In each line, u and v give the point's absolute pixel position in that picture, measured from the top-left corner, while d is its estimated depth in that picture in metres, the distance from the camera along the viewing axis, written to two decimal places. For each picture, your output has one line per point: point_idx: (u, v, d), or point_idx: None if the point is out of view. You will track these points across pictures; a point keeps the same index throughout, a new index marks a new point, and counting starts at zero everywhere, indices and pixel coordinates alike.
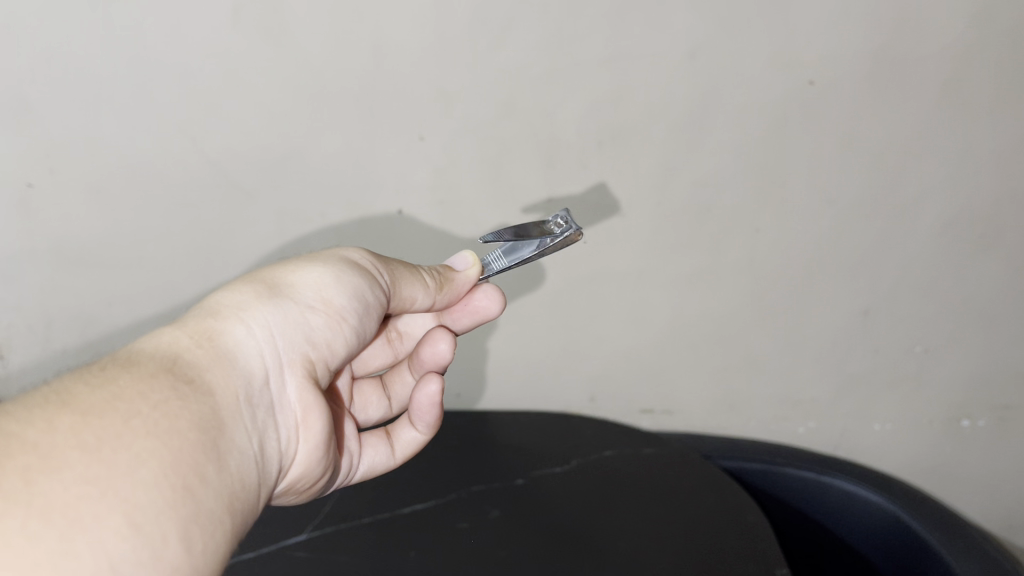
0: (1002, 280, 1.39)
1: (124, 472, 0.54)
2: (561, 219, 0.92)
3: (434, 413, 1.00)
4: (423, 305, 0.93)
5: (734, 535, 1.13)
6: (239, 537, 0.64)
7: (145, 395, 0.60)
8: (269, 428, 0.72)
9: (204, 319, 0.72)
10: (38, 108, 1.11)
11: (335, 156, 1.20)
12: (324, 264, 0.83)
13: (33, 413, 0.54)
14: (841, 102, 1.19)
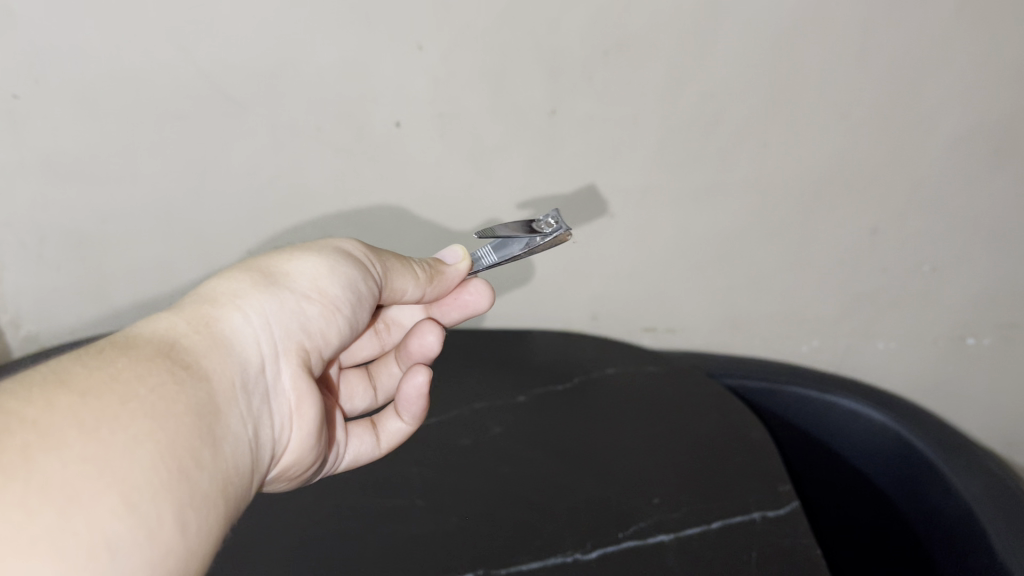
0: (1015, 196, 1.35)
1: (121, 452, 0.53)
2: (554, 219, 0.91)
3: (420, 404, 0.97)
4: (413, 296, 0.94)
5: (738, 452, 1.12)
6: (232, 520, 0.63)
7: (143, 378, 0.59)
8: (263, 415, 0.71)
9: (200, 304, 0.71)
10: (18, 17, 1.07)
11: (330, 65, 1.15)
12: (319, 254, 0.82)
13: (32, 392, 0.53)
14: (857, 11, 1.13)
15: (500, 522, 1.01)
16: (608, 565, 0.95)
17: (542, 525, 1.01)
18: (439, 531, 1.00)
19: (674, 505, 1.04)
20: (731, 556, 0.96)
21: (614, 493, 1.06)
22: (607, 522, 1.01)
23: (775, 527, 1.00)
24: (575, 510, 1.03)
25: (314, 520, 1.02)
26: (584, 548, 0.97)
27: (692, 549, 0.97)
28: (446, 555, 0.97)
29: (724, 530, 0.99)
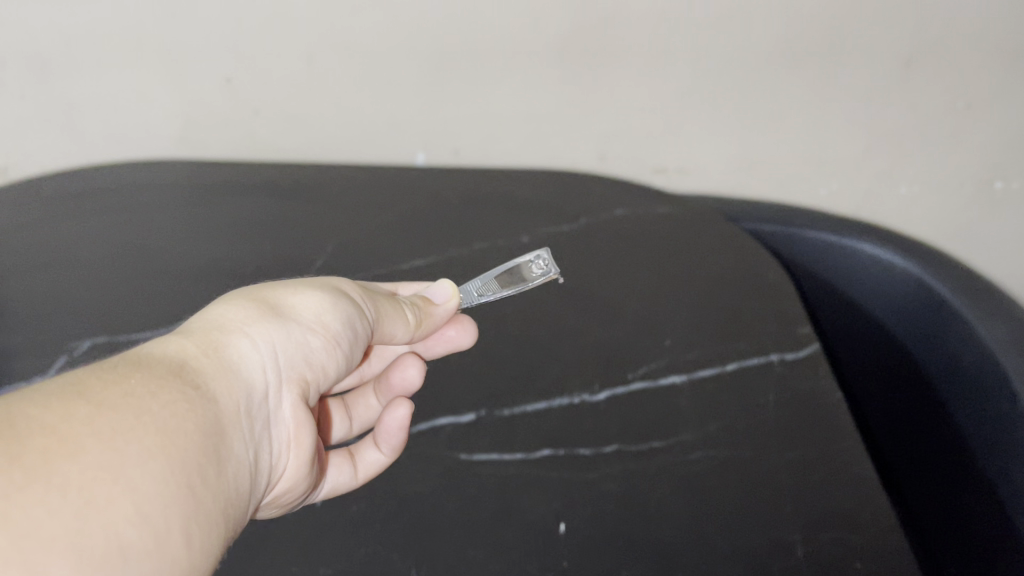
0: None
1: (136, 461, 0.50)
2: (542, 263, 1.06)
3: (400, 438, 0.84)
4: (400, 342, 0.89)
5: (753, 295, 1.05)
6: (230, 542, 0.59)
7: (157, 393, 0.56)
8: (263, 443, 0.67)
9: (207, 328, 0.67)
10: None
11: None
12: (321, 288, 0.78)
13: (47, 401, 0.50)
14: None
15: (503, 363, 0.96)
16: (617, 407, 0.90)
17: (547, 367, 0.95)
18: (439, 373, 0.95)
19: (687, 348, 0.98)
20: (746, 398, 0.91)
21: (623, 336, 0.99)
22: (616, 363, 0.95)
23: (794, 369, 0.94)
24: (582, 351, 0.97)
25: None
26: (591, 391, 0.92)
27: (705, 392, 0.92)
28: (449, 399, 0.92)
29: (739, 373, 0.94)
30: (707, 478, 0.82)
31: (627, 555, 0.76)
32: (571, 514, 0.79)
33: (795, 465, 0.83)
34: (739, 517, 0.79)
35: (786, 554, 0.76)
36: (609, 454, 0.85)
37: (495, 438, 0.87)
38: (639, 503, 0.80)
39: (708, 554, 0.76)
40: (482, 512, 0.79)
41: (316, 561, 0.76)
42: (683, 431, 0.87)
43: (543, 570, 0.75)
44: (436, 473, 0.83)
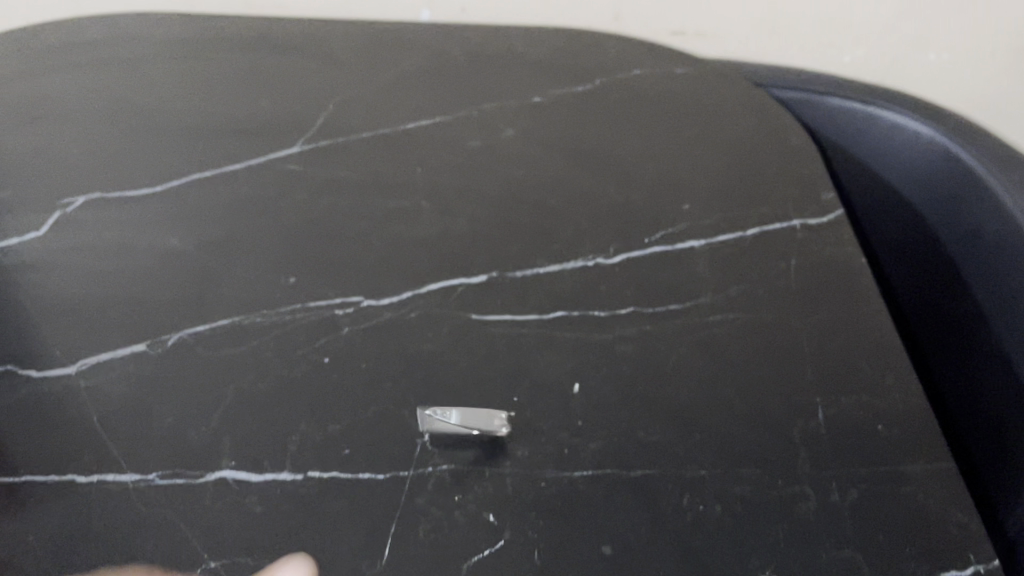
0: None
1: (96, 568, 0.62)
2: None
3: None
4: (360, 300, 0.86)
5: (775, 159, 1.01)
6: (210, 473, 0.68)
7: (110, 477, 0.67)
8: (234, 385, 0.74)
9: (174, 358, 0.77)
10: None
11: None
12: (285, 270, 0.85)
13: (31, 548, 0.63)
14: None
15: (514, 226, 0.92)
16: (632, 271, 0.87)
17: (562, 229, 0.92)
18: (450, 233, 0.91)
19: (706, 212, 0.94)
20: (767, 263, 0.88)
21: (640, 198, 0.96)
22: (633, 226, 0.92)
23: (815, 236, 0.91)
24: (597, 213, 0.94)
25: (311, 217, 0.91)
26: (607, 254, 0.89)
27: (725, 256, 0.89)
28: (459, 255, 0.88)
29: (759, 238, 0.91)
30: (725, 342, 0.80)
31: (644, 413, 0.73)
32: (586, 375, 0.76)
33: (816, 329, 0.81)
34: (759, 380, 0.76)
35: (808, 415, 0.73)
36: (626, 316, 0.82)
37: (508, 298, 0.84)
38: (656, 364, 0.77)
39: (727, 413, 0.73)
40: (495, 371, 0.76)
41: (324, 417, 0.72)
42: (702, 293, 0.84)
43: (558, 429, 0.72)
44: (447, 331, 0.80)
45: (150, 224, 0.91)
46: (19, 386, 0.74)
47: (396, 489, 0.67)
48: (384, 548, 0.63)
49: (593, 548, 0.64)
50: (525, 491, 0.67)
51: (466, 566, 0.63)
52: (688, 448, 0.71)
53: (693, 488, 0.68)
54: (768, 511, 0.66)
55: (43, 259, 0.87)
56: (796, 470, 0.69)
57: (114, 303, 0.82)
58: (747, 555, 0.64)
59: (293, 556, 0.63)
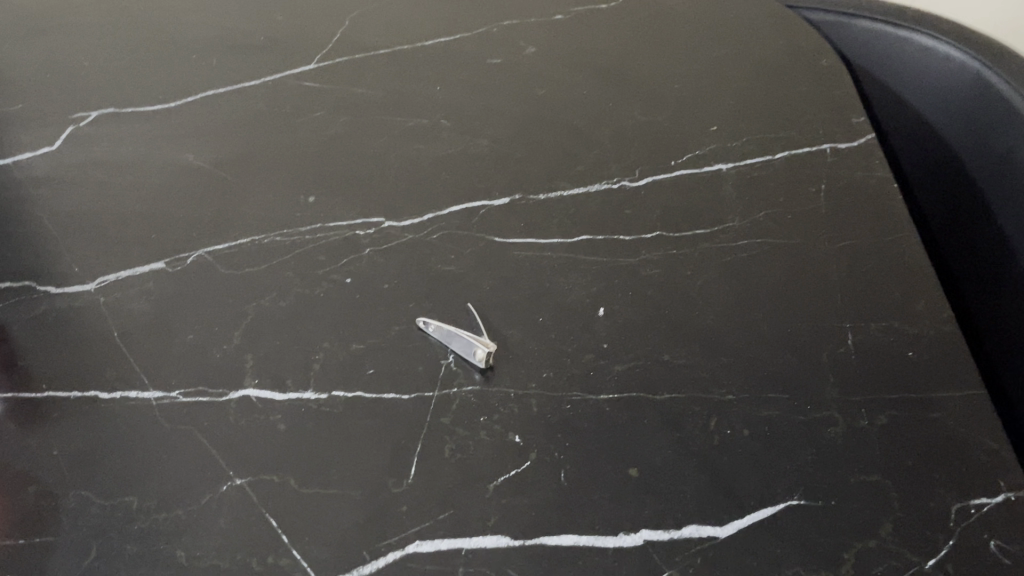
0: None
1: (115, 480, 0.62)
2: None
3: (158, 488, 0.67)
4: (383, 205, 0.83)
5: (805, 81, 0.98)
6: (232, 389, 0.67)
7: (129, 392, 0.67)
8: (253, 300, 0.74)
9: (192, 275, 0.76)
10: None
11: None
12: (306, 189, 0.83)
13: (52, 460, 0.63)
14: None
15: (537, 146, 0.90)
16: (658, 194, 0.85)
17: (586, 150, 0.89)
18: (471, 152, 0.88)
19: (734, 135, 0.92)
20: (796, 187, 0.86)
21: (666, 120, 0.93)
22: (659, 148, 0.90)
23: (845, 160, 0.89)
24: (622, 134, 0.91)
25: (329, 135, 0.89)
26: (633, 177, 0.86)
27: (753, 180, 0.87)
28: (481, 176, 0.86)
29: (788, 162, 0.89)
30: (752, 267, 0.78)
31: (671, 336, 0.72)
32: (612, 298, 0.75)
33: (845, 255, 0.79)
34: (786, 305, 0.75)
35: (837, 342, 0.72)
36: (651, 239, 0.80)
37: (531, 220, 0.82)
38: (682, 287, 0.76)
39: (754, 338, 0.72)
40: (518, 293, 0.75)
41: (347, 337, 0.71)
42: (729, 218, 0.83)
43: (583, 351, 0.71)
44: (470, 253, 0.78)
45: (165, 139, 0.89)
46: (40, 303, 0.74)
47: (421, 410, 0.66)
48: (409, 467, 0.63)
49: (619, 469, 0.63)
50: (550, 412, 0.66)
51: (492, 486, 0.62)
52: (715, 372, 0.70)
53: (720, 412, 0.67)
54: (795, 436, 0.66)
55: (57, 173, 0.85)
56: (824, 396, 0.68)
57: (131, 220, 0.81)
58: (774, 479, 0.63)
59: (318, 474, 0.62)
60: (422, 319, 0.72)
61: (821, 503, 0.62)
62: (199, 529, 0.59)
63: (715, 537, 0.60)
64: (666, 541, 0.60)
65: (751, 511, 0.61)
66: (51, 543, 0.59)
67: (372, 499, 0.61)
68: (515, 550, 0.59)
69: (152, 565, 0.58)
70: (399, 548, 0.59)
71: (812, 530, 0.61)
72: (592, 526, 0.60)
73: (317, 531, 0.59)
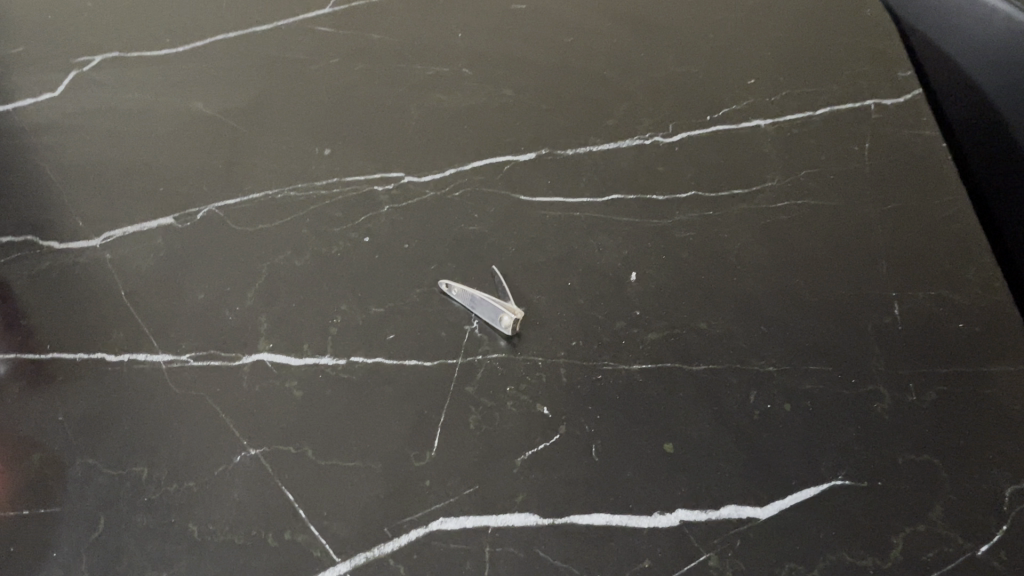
0: None
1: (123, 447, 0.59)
2: None
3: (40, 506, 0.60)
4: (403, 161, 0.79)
5: (849, 31, 0.92)
6: (245, 353, 0.64)
7: (137, 354, 0.64)
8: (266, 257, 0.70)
9: (202, 230, 0.72)
10: None
11: None
12: (322, 141, 0.79)
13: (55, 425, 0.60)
14: None
15: (565, 96, 0.84)
16: (693, 150, 0.80)
17: (616, 102, 0.84)
18: (495, 103, 0.83)
19: (773, 88, 0.86)
20: (839, 145, 0.81)
21: (701, 71, 0.88)
22: (693, 102, 0.85)
23: (891, 116, 0.83)
24: (654, 86, 0.86)
25: (345, 84, 0.84)
26: (666, 133, 0.81)
27: (793, 137, 0.81)
28: (504, 130, 0.81)
29: (830, 117, 0.83)
30: (792, 229, 0.74)
31: (708, 301, 0.68)
32: (644, 260, 0.70)
33: (891, 218, 0.75)
34: (829, 270, 0.70)
35: (883, 311, 0.68)
36: (685, 200, 0.75)
37: (559, 177, 0.77)
38: (719, 250, 0.71)
39: (795, 305, 0.68)
40: (546, 254, 0.71)
41: (366, 299, 0.67)
42: (769, 177, 0.78)
43: (614, 318, 0.67)
44: (494, 212, 0.74)
45: (172, 86, 0.84)
46: (43, 259, 0.70)
47: (444, 378, 0.63)
48: (433, 439, 0.60)
49: (654, 445, 0.60)
50: (580, 383, 0.63)
51: (519, 461, 0.59)
52: (754, 341, 0.66)
53: (760, 384, 0.63)
54: (840, 412, 0.62)
55: (59, 121, 0.81)
56: (870, 368, 0.64)
57: (138, 172, 0.77)
58: (817, 458, 0.60)
59: (336, 445, 0.59)
60: (443, 282, 0.68)
61: (867, 485, 0.59)
62: (213, 501, 0.56)
63: (756, 519, 0.57)
64: (703, 523, 0.57)
65: (793, 492, 0.58)
66: (57, 514, 0.56)
67: (394, 472, 0.58)
68: (545, 529, 0.56)
69: (163, 539, 0.55)
70: (422, 525, 0.56)
71: (858, 513, 0.57)
72: (625, 505, 0.57)
73: (337, 505, 0.57)
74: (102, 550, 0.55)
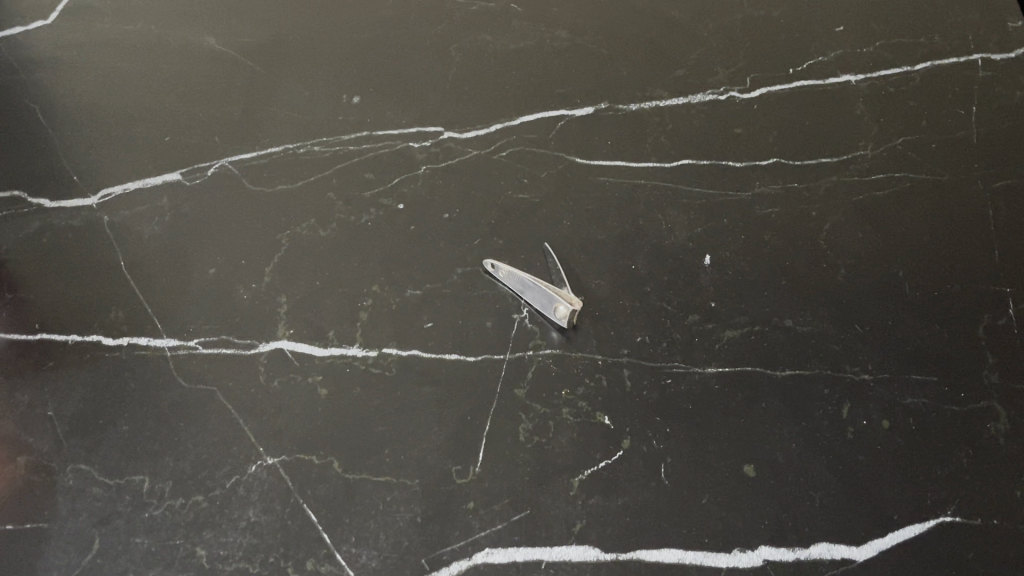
0: None
1: (122, 449, 0.52)
2: None
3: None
4: (440, 102, 0.68)
5: None
6: (263, 339, 0.56)
7: (138, 337, 0.56)
8: (289, 224, 0.61)
9: (211, 188, 0.63)
10: None
11: None
12: (351, 85, 0.69)
13: (47, 421, 0.53)
14: None
15: (627, 41, 0.73)
16: (776, 108, 0.68)
17: (686, 49, 0.72)
18: (547, 47, 0.72)
19: (868, 39, 0.73)
20: (942, 109, 0.68)
21: (784, 15, 0.75)
22: (773, 52, 0.72)
23: (1000, 77, 0.70)
24: (728, 30, 0.74)
25: (376, 21, 0.74)
26: (744, 86, 0.70)
27: (888, 99, 0.69)
28: (558, 76, 0.70)
29: (929, 75, 0.70)
30: (891, 208, 0.63)
31: (793, 294, 0.59)
32: (719, 241, 0.61)
33: (1006, 198, 0.64)
34: (931, 259, 0.61)
35: (997, 312, 0.58)
36: (766, 168, 0.65)
37: (620, 138, 0.66)
38: (806, 232, 0.62)
39: (893, 302, 0.59)
40: (607, 231, 0.61)
41: (400, 279, 0.59)
42: (862, 144, 0.66)
43: (686, 311, 0.58)
44: (546, 178, 0.64)
45: (181, 17, 0.74)
46: (31, 220, 0.62)
47: (489, 376, 0.54)
48: (477, 450, 0.52)
49: (733, 467, 0.52)
50: (647, 389, 0.54)
51: (577, 482, 0.51)
52: (847, 344, 0.57)
53: (854, 397, 0.55)
54: (947, 433, 0.53)
55: (53, 54, 0.71)
56: (981, 380, 0.55)
57: (141, 119, 0.67)
58: (923, 488, 0.52)
59: (366, 456, 0.51)
60: (489, 262, 0.59)
61: (980, 523, 0.50)
62: (223, 521, 0.49)
63: (852, 560, 0.49)
64: (790, 563, 0.49)
65: (895, 528, 0.50)
66: (46, 531, 0.49)
67: (432, 492, 0.50)
68: (607, 565, 0.49)
69: (165, 567, 0.48)
70: (465, 557, 0.48)
71: (970, 558, 0.49)
72: (700, 539, 0.50)
73: (366, 530, 0.49)
74: None
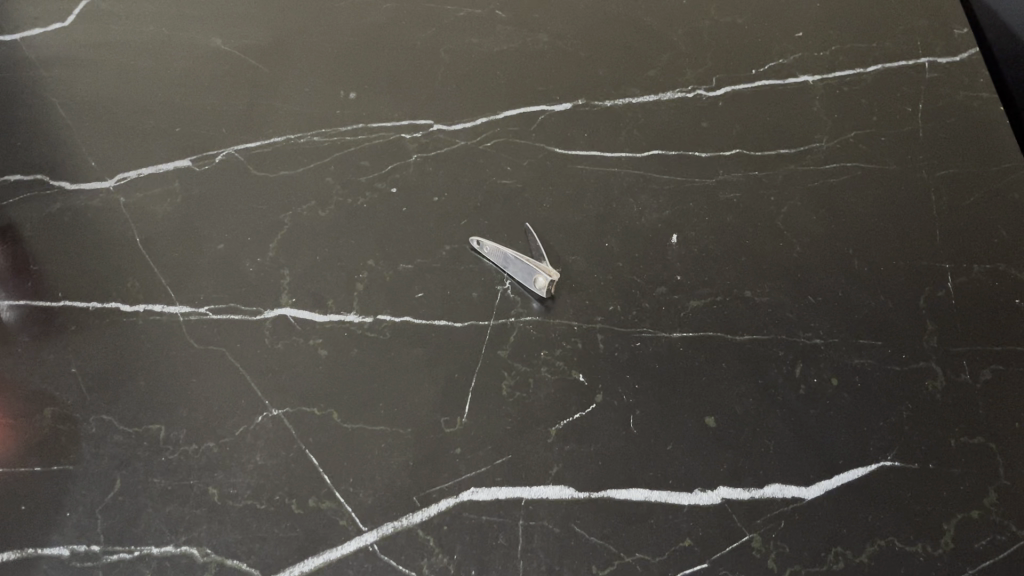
0: None
1: (140, 403, 0.57)
2: None
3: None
4: (434, 98, 0.74)
5: None
6: (270, 306, 0.61)
7: (152, 305, 0.61)
8: (292, 204, 0.67)
9: (219, 171, 0.68)
10: None
11: None
12: (349, 82, 0.75)
13: (72, 376, 0.58)
14: None
15: (604, 45, 0.79)
16: (740, 104, 0.74)
17: (657, 52, 0.78)
18: (529, 49, 0.78)
19: (824, 43, 0.79)
20: (892, 106, 0.75)
21: (748, 21, 0.81)
22: (737, 55, 0.78)
23: (947, 77, 0.76)
24: (696, 34, 0.80)
25: (372, 25, 0.80)
26: (709, 85, 0.76)
27: (843, 97, 0.75)
28: (539, 76, 0.76)
29: (881, 76, 0.77)
30: (844, 193, 0.69)
31: (752, 269, 0.65)
32: (686, 222, 0.67)
33: (948, 186, 0.69)
34: (879, 239, 0.66)
35: (936, 284, 0.64)
36: (730, 158, 0.71)
37: (596, 130, 0.72)
38: (766, 214, 0.67)
39: (843, 275, 0.64)
40: (584, 212, 0.67)
41: (393, 255, 0.64)
42: (818, 137, 0.72)
43: (655, 284, 0.63)
44: (528, 165, 0.70)
45: (192, 21, 0.79)
46: (54, 200, 0.67)
47: (475, 339, 0.60)
48: (464, 403, 0.57)
49: (696, 419, 0.57)
50: (618, 351, 0.60)
51: (555, 431, 0.56)
52: (802, 313, 0.62)
53: (807, 358, 0.60)
54: (891, 390, 0.59)
55: (71, 54, 0.77)
56: (922, 344, 0.61)
57: (155, 111, 0.73)
58: (867, 437, 0.57)
59: (363, 409, 0.57)
60: (475, 239, 0.64)
61: (917, 467, 0.56)
62: (233, 464, 0.54)
63: (802, 499, 0.54)
64: (747, 501, 0.54)
65: (841, 472, 0.56)
66: (72, 473, 0.54)
67: (424, 439, 0.56)
68: (581, 503, 0.54)
69: (181, 502, 0.53)
70: (453, 495, 0.53)
71: (907, 497, 0.55)
72: (665, 481, 0.55)
73: (363, 473, 0.54)
74: (117, 513, 0.53)
